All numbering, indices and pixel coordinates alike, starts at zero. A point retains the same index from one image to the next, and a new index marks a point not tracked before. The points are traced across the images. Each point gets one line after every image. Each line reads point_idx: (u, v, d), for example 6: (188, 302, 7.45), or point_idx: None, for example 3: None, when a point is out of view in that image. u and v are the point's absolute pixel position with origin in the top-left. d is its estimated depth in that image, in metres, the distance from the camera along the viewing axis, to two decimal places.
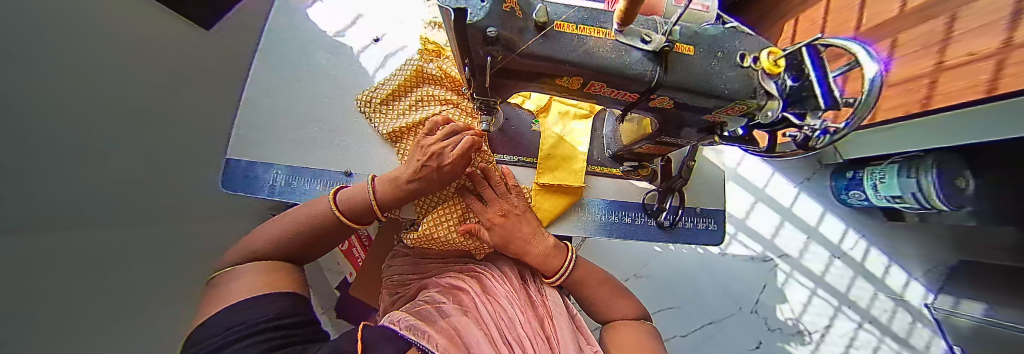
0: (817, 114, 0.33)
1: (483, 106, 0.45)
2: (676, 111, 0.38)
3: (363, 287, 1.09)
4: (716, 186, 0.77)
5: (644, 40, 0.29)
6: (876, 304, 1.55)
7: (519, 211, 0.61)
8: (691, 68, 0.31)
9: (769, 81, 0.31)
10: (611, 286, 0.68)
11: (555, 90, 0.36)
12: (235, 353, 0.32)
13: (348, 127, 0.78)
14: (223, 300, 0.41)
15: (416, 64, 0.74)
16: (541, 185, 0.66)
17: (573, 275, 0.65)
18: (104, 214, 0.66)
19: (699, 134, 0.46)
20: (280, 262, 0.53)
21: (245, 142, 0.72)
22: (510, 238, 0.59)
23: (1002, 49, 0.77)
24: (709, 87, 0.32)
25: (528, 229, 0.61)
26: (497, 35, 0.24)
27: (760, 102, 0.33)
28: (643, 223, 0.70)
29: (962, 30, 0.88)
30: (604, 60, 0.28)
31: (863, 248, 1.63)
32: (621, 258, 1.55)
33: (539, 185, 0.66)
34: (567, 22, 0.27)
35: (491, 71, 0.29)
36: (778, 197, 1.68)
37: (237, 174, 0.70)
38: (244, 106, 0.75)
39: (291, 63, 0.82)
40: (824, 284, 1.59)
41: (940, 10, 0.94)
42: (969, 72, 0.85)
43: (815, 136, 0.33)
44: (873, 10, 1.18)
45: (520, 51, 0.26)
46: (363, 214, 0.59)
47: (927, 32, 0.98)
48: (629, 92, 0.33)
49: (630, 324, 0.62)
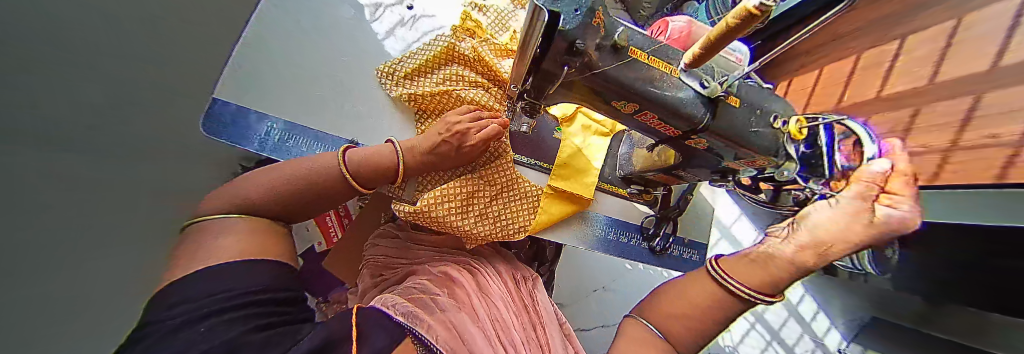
0: (819, 180, 0.38)
1: (526, 107, 0.44)
2: (703, 151, 0.41)
3: (338, 258, 1.04)
4: (704, 220, 0.82)
5: (702, 83, 0.31)
6: (801, 344, 1.76)
7: None
8: (735, 120, 0.33)
9: (791, 145, 0.34)
10: None
11: (602, 109, 0.37)
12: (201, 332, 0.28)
13: (365, 92, 0.75)
14: (200, 257, 0.38)
15: (447, 41, 0.72)
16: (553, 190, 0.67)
17: None
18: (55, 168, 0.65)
19: (711, 174, 0.49)
20: (270, 221, 0.50)
21: (244, 84, 0.67)
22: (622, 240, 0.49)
23: (948, 146, 0.90)
24: (747, 139, 0.34)
25: None
26: (581, 48, 0.25)
27: (779, 161, 0.36)
28: (636, 244, 0.74)
29: (921, 123, 1.01)
30: (663, 93, 0.30)
31: (800, 294, 1.83)
32: (595, 270, 1.63)
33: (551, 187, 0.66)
34: (641, 52, 0.29)
35: (558, 80, 0.30)
36: (742, 238, 1.83)
37: (224, 117, 0.64)
38: (249, 44, 0.69)
39: (311, 12, 0.78)
40: (762, 320, 1.77)
41: (909, 103, 1.07)
42: (919, 162, 0.99)
43: (813, 197, 0.39)
44: (856, 88, 1.32)
45: (595, 69, 0.27)
46: (377, 178, 0.58)
47: (894, 119, 1.12)
48: (672, 128, 0.35)
49: None
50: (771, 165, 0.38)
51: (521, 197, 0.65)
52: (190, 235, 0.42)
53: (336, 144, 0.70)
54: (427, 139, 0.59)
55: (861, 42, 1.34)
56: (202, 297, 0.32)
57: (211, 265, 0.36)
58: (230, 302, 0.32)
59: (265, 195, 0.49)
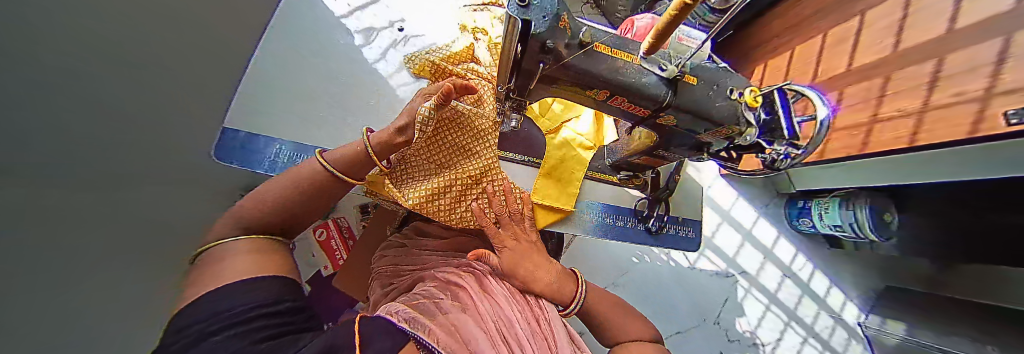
0: (783, 142, 0.40)
1: (514, 105, 0.48)
2: (674, 128, 0.45)
3: (347, 276, 1.06)
4: (696, 199, 0.87)
5: (661, 67, 0.36)
6: (819, 320, 1.76)
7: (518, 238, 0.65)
8: (693, 95, 0.38)
9: (748, 112, 0.39)
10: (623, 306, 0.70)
11: (579, 98, 0.41)
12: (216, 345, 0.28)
13: (366, 108, 0.85)
14: (211, 282, 0.38)
15: (463, 44, 0.74)
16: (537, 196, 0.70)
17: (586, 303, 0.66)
18: (105, 204, 0.69)
19: (689, 150, 0.54)
20: (269, 239, 0.50)
21: (251, 105, 0.72)
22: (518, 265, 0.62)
23: (920, 108, 0.96)
24: (706, 111, 0.40)
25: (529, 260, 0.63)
26: (552, 46, 0.29)
27: (741, 129, 0.41)
28: (633, 226, 0.78)
29: (893, 90, 1.07)
30: (628, 78, 0.35)
31: (810, 270, 1.84)
32: (603, 266, 1.63)
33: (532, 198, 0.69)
34: (603, 45, 0.33)
35: (537, 75, 0.34)
36: (742, 219, 1.87)
37: (233, 143, 0.68)
38: (255, 74, 0.74)
39: (309, 43, 0.84)
40: (777, 301, 1.77)
41: (877, 73, 1.14)
42: (894, 126, 1.04)
43: (778, 159, 0.42)
44: (827, 64, 1.40)
45: (565, 61, 0.32)
46: (354, 167, 0.57)
47: (866, 89, 1.18)
48: (642, 108, 0.40)
49: (642, 344, 0.62)
50: (736, 134, 0.42)
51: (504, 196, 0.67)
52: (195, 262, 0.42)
53: None
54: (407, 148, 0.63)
55: (823, 23, 1.44)
56: (213, 316, 0.32)
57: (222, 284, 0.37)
58: (239, 319, 0.32)
59: (260, 208, 0.49)
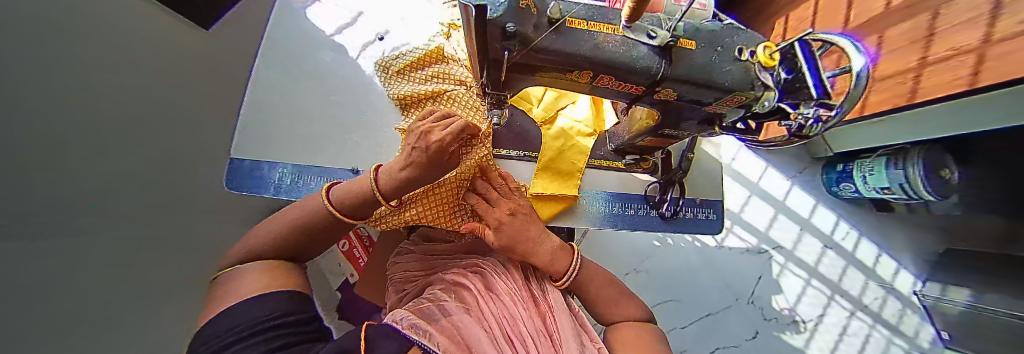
0: (812, 104, 0.35)
1: (493, 100, 0.45)
2: (677, 103, 0.40)
3: (367, 286, 1.10)
4: (715, 177, 0.80)
5: (650, 35, 0.31)
6: (868, 292, 1.61)
7: (524, 210, 0.60)
8: (694, 62, 0.33)
9: (765, 74, 0.33)
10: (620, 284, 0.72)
11: (562, 82, 0.37)
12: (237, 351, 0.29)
13: (356, 130, 0.82)
14: (227, 300, 0.38)
15: (438, 43, 0.71)
16: (533, 195, 0.66)
17: (592, 294, 0.67)
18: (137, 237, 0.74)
19: (699, 125, 0.48)
20: (283, 265, 0.49)
21: (250, 134, 0.75)
22: (517, 238, 0.56)
23: (982, 44, 0.82)
24: (711, 80, 0.34)
25: (534, 228, 0.59)
26: (514, 31, 0.26)
27: (757, 94, 0.35)
28: (645, 214, 0.73)
29: (946, 25, 0.91)
30: (613, 54, 0.31)
31: (855, 239, 1.67)
32: (622, 253, 1.58)
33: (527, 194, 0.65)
34: (577, 19, 0.29)
35: (506, 65, 0.31)
36: (772, 190, 1.73)
37: (242, 171, 0.71)
38: (253, 104, 0.77)
39: (298, 64, 0.85)
40: (818, 275, 1.63)
41: (927, 6, 0.97)
42: (951, 67, 0.89)
43: (808, 124, 0.35)
44: (861, 6, 1.22)
45: (534, 45, 0.28)
46: (364, 205, 0.53)
47: (913, 28, 1.02)
48: (635, 85, 0.36)
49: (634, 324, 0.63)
50: (750, 100, 0.37)
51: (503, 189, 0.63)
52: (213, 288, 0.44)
53: (339, 178, 0.76)
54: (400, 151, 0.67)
55: None
56: (231, 327, 0.33)
57: (235, 302, 0.38)
58: (257, 327, 0.33)
59: (277, 235, 0.50)
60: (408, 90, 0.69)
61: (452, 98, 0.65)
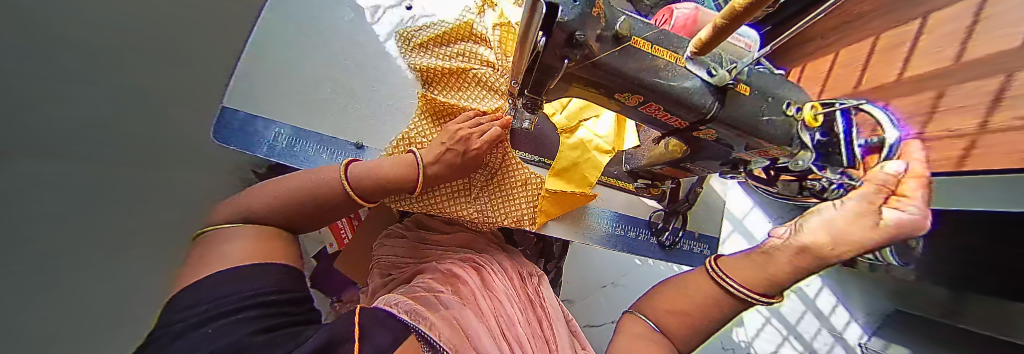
0: (837, 169, 0.37)
1: (527, 103, 0.42)
2: (710, 143, 0.40)
3: (348, 260, 1.06)
4: (714, 213, 0.81)
5: (709, 71, 0.31)
6: (819, 337, 1.71)
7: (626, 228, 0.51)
8: (743, 107, 0.33)
9: (805, 132, 0.34)
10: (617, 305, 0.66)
11: (601, 101, 0.36)
12: (216, 331, 0.28)
13: (367, 98, 0.81)
14: (217, 261, 0.36)
15: (468, 18, 0.67)
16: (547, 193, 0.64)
17: None
18: None
19: (720, 166, 0.48)
20: (270, 228, 0.46)
21: (247, 79, 0.70)
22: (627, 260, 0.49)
23: (977, 129, 0.84)
24: (755, 127, 0.34)
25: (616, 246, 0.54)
26: (581, 40, 0.24)
27: (792, 150, 0.35)
28: (644, 239, 0.74)
29: (945, 106, 0.94)
30: (668, 83, 0.30)
31: (818, 287, 1.77)
32: (603, 266, 1.60)
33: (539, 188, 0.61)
34: (644, 41, 0.28)
35: (559, 75, 0.29)
36: (755, 231, 1.78)
37: (232, 124, 0.65)
38: (254, 52, 0.72)
39: (308, 15, 0.80)
40: (778, 315, 1.72)
41: (933, 84, 1.00)
42: (944, 146, 0.92)
43: (830, 188, 0.38)
44: (874, 71, 1.25)
45: (594, 60, 0.27)
46: (379, 189, 0.51)
47: (917, 102, 1.05)
48: (679, 119, 0.35)
49: None
50: (784, 156, 0.37)
51: (520, 183, 0.61)
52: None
53: (342, 148, 0.73)
54: (415, 117, 0.64)
55: (878, 23, 1.28)
56: (219, 298, 0.32)
57: (217, 271, 0.35)
58: (243, 304, 0.32)
59: (277, 197, 0.47)
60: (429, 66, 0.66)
61: (478, 82, 0.64)
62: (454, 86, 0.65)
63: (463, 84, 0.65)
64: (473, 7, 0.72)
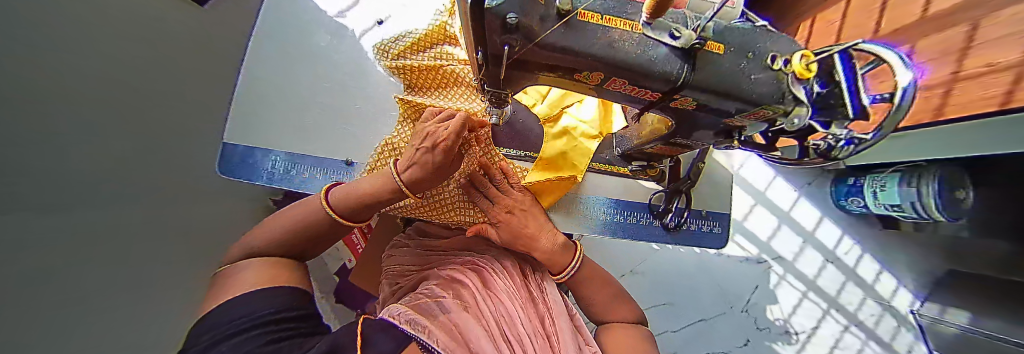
0: (843, 124, 0.33)
1: (492, 98, 0.41)
2: (693, 111, 0.37)
3: (362, 275, 1.09)
4: (724, 187, 0.77)
5: (673, 34, 0.27)
6: (864, 308, 1.58)
7: (524, 206, 0.57)
8: (719, 69, 0.30)
9: (798, 86, 0.30)
10: (612, 289, 0.66)
11: (562, 81, 0.35)
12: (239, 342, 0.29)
13: (355, 115, 0.82)
14: (231, 292, 0.37)
15: (442, 20, 0.67)
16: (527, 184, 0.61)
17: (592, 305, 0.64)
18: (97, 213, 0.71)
19: (715, 136, 0.45)
20: (284, 258, 0.48)
21: (243, 114, 0.74)
22: (516, 234, 0.56)
23: (1022, 60, 0.74)
24: (734, 89, 0.31)
25: (534, 225, 0.57)
26: (517, 23, 0.22)
27: (786, 108, 0.32)
28: (647, 223, 0.71)
29: (982, 40, 0.85)
30: (627, 54, 0.28)
31: (857, 254, 1.64)
32: (618, 255, 1.56)
33: (522, 184, 0.61)
34: (590, 12, 0.26)
35: (506, 62, 0.27)
36: (778, 201, 1.68)
37: (235, 158, 0.70)
38: (245, 86, 0.76)
39: (290, 41, 0.82)
40: (816, 288, 1.61)
41: (963, 17, 0.90)
42: (987, 83, 0.82)
43: (840, 146, 0.33)
44: (892, 13, 1.14)
45: (538, 40, 0.25)
46: (366, 210, 0.52)
47: (948, 39, 0.94)
48: (651, 91, 0.33)
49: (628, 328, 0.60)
50: (779, 116, 0.34)
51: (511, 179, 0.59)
52: (216, 280, 0.42)
53: (334, 169, 0.75)
54: (399, 123, 0.63)
55: None
56: (238, 317, 0.32)
57: (238, 295, 0.36)
58: (260, 319, 0.32)
59: (273, 235, 0.47)
60: (409, 74, 0.65)
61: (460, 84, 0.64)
62: (437, 89, 0.65)
63: (446, 88, 0.64)
64: (447, 9, 0.70)
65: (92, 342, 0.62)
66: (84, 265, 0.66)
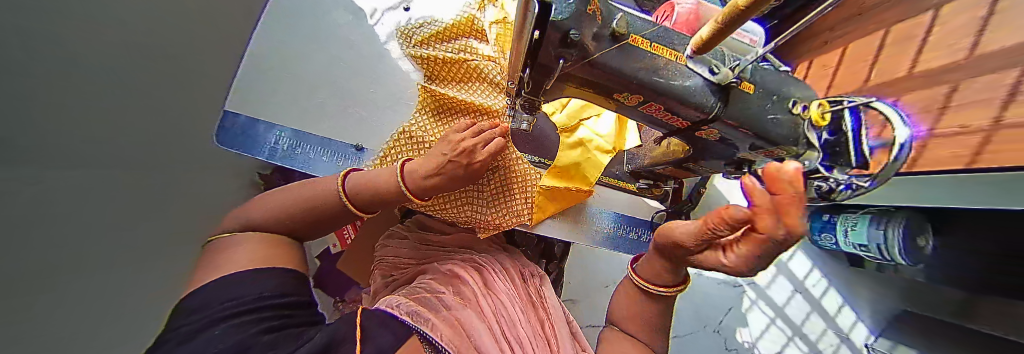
0: (844, 169, 0.35)
1: (525, 104, 0.43)
2: (712, 142, 0.40)
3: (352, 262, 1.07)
4: None
5: (712, 70, 0.30)
6: (825, 339, 1.68)
7: None
8: (747, 108, 0.32)
9: (813, 131, 0.36)
10: None
11: (593, 97, 0.36)
12: (229, 329, 0.28)
13: (367, 98, 0.81)
14: (223, 268, 0.36)
15: (469, 13, 0.66)
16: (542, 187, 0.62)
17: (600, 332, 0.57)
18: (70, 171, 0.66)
19: (725, 166, 0.47)
20: (284, 236, 0.47)
21: (250, 84, 0.71)
22: None
23: (989, 126, 0.82)
24: (760, 127, 0.33)
25: None
26: (576, 39, 0.24)
27: (798, 150, 0.38)
28: (646, 240, 0.75)
29: (959, 102, 0.92)
30: (668, 81, 0.29)
31: (824, 287, 1.74)
32: (606, 265, 1.59)
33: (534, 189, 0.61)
34: (641, 39, 0.28)
35: (556, 74, 0.29)
36: None
37: (236, 129, 0.67)
38: (254, 56, 0.73)
39: (306, 15, 0.80)
40: (783, 315, 1.69)
41: (947, 79, 0.97)
42: (957, 142, 0.89)
43: (838, 189, 0.34)
44: (885, 66, 1.22)
45: (591, 59, 0.27)
46: (380, 201, 0.51)
47: (929, 96, 1.01)
48: (682, 119, 0.35)
49: None
50: (790, 155, 0.40)
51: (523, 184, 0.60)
52: (203, 256, 0.41)
53: (341, 151, 0.73)
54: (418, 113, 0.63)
55: (892, 15, 1.23)
56: (230, 300, 0.31)
57: (228, 274, 0.35)
58: (252, 304, 0.31)
59: (277, 211, 0.47)
60: (429, 63, 0.65)
61: (481, 80, 0.64)
62: (457, 82, 0.65)
63: (467, 83, 0.64)
64: (476, 3, 0.70)
65: (49, 304, 0.58)
66: (56, 225, 0.63)
